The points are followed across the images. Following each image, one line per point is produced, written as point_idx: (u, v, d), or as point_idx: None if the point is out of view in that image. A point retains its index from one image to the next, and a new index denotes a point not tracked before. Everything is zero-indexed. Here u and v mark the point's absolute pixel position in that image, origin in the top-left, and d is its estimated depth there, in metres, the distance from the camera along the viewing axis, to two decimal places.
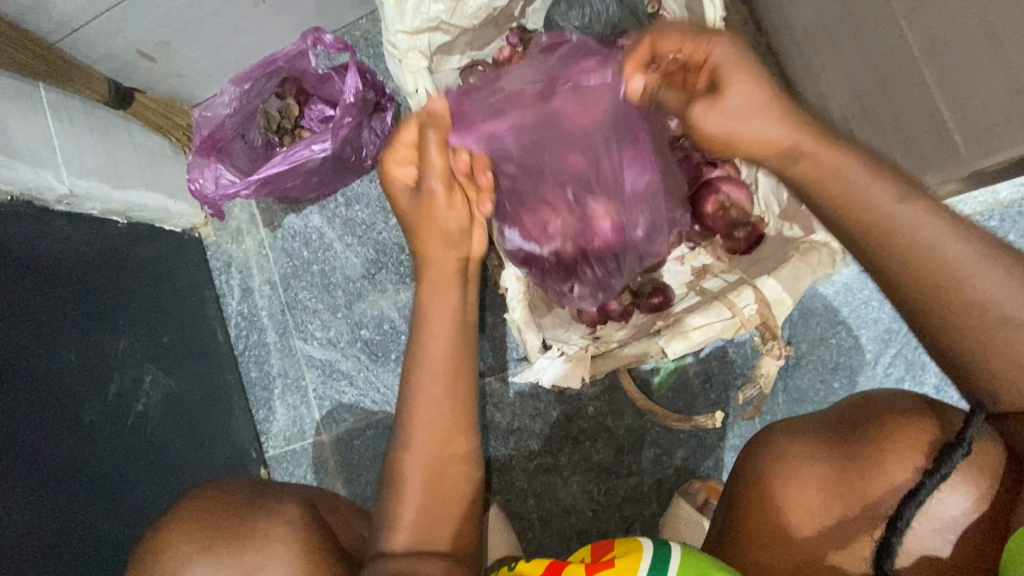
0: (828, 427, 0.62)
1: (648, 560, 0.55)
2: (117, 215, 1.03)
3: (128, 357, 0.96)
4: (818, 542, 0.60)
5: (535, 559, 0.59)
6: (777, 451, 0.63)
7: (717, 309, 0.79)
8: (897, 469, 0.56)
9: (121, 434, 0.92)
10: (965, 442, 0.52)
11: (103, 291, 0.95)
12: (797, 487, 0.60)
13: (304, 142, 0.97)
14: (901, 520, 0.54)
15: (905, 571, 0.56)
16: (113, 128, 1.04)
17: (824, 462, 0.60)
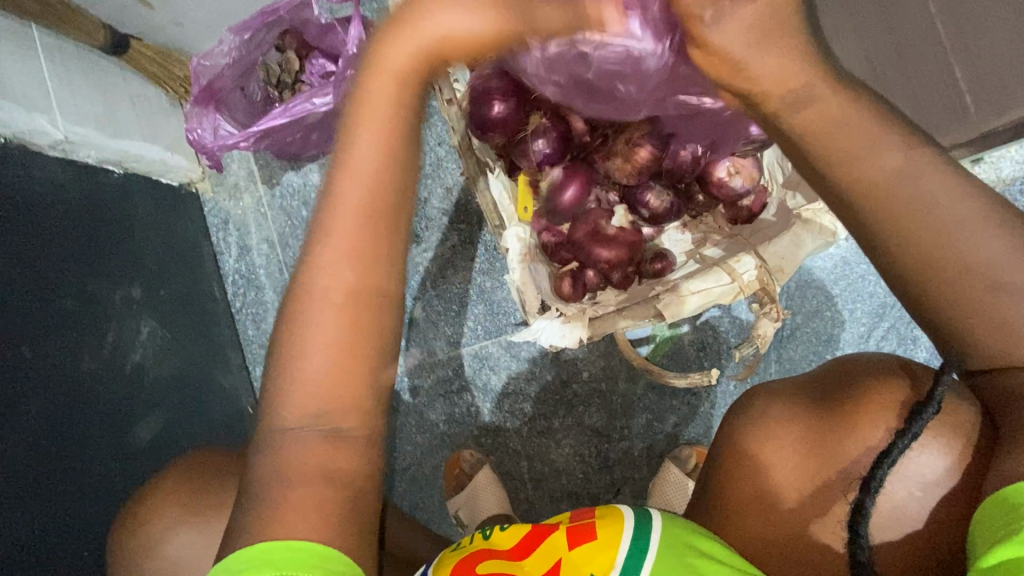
0: (806, 391, 0.62)
1: (630, 532, 0.55)
2: (112, 164, 1.01)
3: (125, 308, 0.96)
4: (796, 511, 0.59)
5: (513, 530, 0.59)
6: (757, 422, 0.63)
7: (715, 274, 0.78)
8: (870, 429, 0.55)
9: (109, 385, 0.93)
10: (934, 403, 0.52)
11: (100, 240, 0.94)
12: (775, 448, 0.61)
13: (305, 94, 0.94)
14: (873, 481, 0.53)
15: (886, 544, 0.53)
16: (107, 74, 1.01)
17: (799, 424, 0.60)
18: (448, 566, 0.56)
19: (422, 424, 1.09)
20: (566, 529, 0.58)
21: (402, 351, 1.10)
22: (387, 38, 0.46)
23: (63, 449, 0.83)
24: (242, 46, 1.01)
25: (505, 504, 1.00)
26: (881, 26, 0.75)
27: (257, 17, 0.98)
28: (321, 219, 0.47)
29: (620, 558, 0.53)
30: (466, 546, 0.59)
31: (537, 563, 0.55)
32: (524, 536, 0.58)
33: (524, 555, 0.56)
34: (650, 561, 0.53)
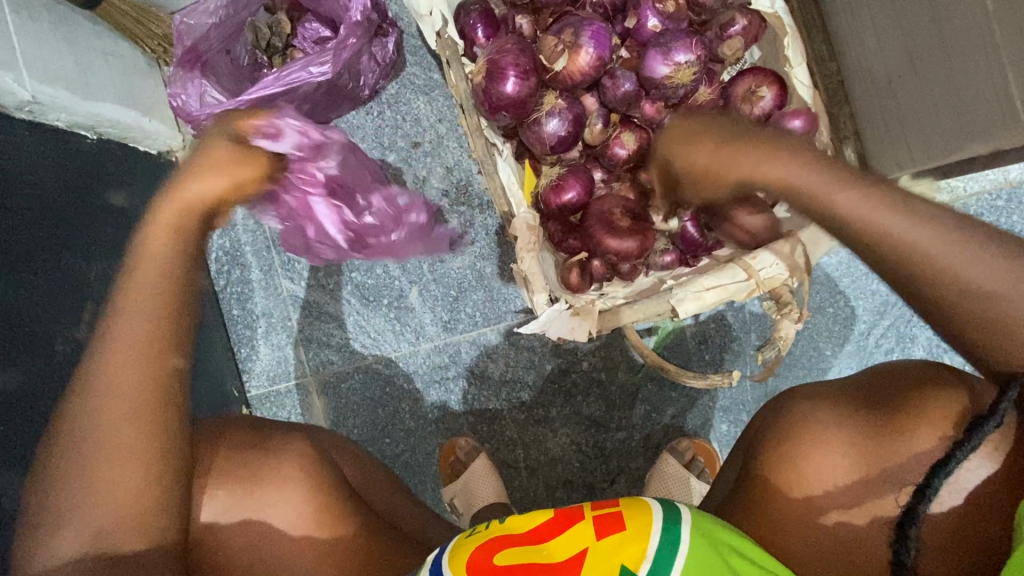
0: (854, 395, 0.62)
1: (659, 524, 0.54)
2: (85, 129, 0.94)
3: (102, 287, 0.90)
4: (814, 504, 0.60)
5: (528, 514, 0.58)
6: (795, 422, 0.62)
7: (731, 271, 0.75)
8: (926, 438, 0.55)
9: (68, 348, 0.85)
10: (995, 416, 0.49)
11: (72, 211, 0.87)
12: (825, 450, 0.60)
13: (301, 62, 0.87)
14: (929, 489, 0.53)
15: (928, 543, 0.55)
16: (76, 31, 0.94)
17: (849, 427, 0.60)
18: (464, 553, 0.54)
19: (416, 409, 1.07)
20: (592, 516, 0.56)
21: (396, 337, 1.07)
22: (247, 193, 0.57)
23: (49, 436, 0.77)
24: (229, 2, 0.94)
25: (503, 494, 0.99)
26: (924, 18, 0.73)
27: None
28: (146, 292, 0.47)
29: (651, 548, 0.52)
30: (478, 531, 0.58)
31: (559, 546, 0.53)
32: (539, 523, 0.56)
33: (545, 539, 0.54)
34: (682, 552, 0.51)
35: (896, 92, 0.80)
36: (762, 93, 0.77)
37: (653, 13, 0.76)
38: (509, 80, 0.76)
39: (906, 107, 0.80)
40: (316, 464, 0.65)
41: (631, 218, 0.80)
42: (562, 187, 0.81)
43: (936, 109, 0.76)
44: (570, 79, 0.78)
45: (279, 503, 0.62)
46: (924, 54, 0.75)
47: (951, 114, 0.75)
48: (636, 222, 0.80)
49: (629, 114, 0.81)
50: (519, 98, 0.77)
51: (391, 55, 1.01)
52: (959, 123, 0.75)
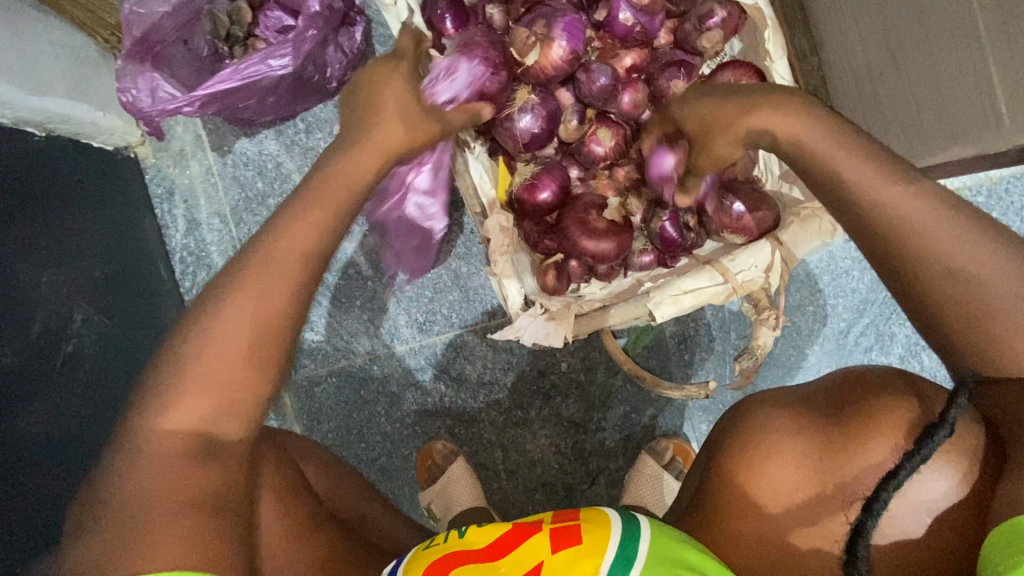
0: (814, 401, 0.61)
1: (617, 534, 0.52)
2: (33, 126, 0.89)
3: (53, 294, 0.85)
4: (785, 517, 0.58)
5: (489, 526, 0.55)
6: (757, 425, 0.61)
7: (709, 274, 0.73)
8: (879, 448, 0.54)
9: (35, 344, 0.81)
10: (947, 425, 0.50)
11: (17, 215, 0.82)
12: (777, 462, 0.58)
13: (260, 54, 0.83)
14: (876, 502, 0.52)
15: (883, 558, 0.53)
16: (21, 18, 0.89)
17: (803, 433, 0.58)
18: (419, 569, 0.52)
19: (393, 412, 1.04)
20: (548, 527, 0.54)
21: (370, 338, 1.04)
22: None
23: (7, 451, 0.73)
24: None
25: (480, 497, 0.97)
26: (910, 16, 0.71)
27: None
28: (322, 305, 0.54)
29: (604, 566, 0.50)
30: (439, 543, 0.55)
31: (515, 566, 0.52)
32: (502, 534, 0.54)
33: (501, 556, 0.52)
34: (635, 571, 0.50)
35: (878, 90, 0.78)
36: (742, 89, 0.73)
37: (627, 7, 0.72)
38: (484, 69, 0.69)
39: (887, 106, 0.78)
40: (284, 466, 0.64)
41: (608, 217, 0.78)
42: (534, 184, 0.78)
43: (920, 109, 0.74)
44: (542, 73, 0.74)
45: None
46: (909, 49, 0.73)
47: (937, 118, 0.74)
48: (612, 222, 0.78)
49: (606, 109, 0.78)
50: (495, 90, 0.70)
51: (359, 46, 0.97)
52: (945, 126, 0.73)
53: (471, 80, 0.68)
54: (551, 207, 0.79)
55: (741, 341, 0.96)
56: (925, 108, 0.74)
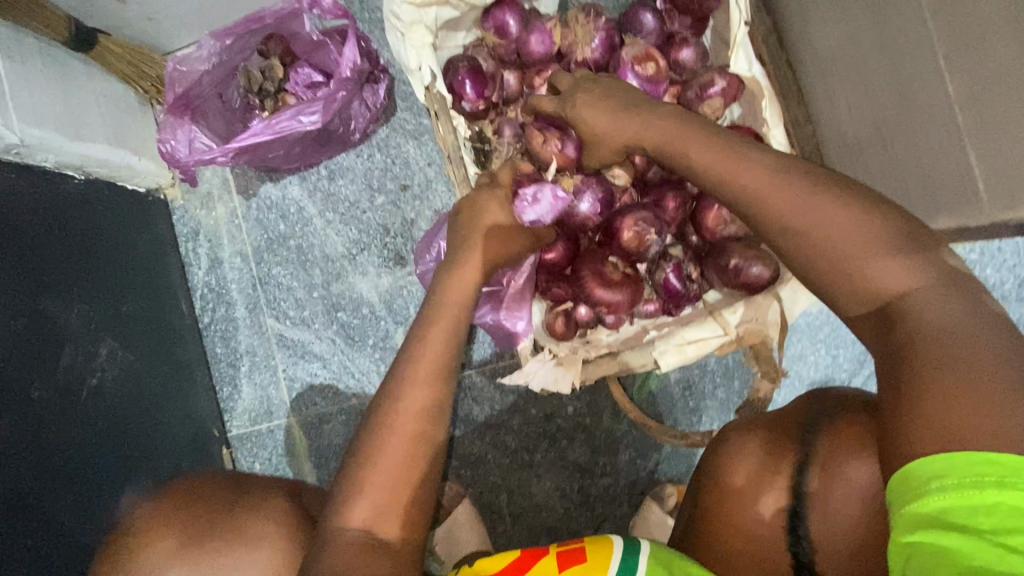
0: (788, 425, 0.65)
1: (619, 555, 0.57)
2: (72, 169, 0.95)
3: (81, 329, 0.89)
4: (768, 535, 0.63)
5: (499, 554, 0.60)
6: (734, 449, 0.67)
7: (710, 325, 0.77)
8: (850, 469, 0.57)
9: (58, 377, 0.84)
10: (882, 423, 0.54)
11: (53, 255, 0.87)
12: (753, 483, 0.64)
13: (291, 111, 0.90)
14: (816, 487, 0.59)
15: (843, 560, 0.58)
16: (72, 72, 0.96)
17: (777, 456, 0.63)
18: None
19: None
20: (556, 552, 0.60)
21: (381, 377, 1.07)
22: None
23: (27, 482, 0.76)
24: (225, 52, 0.97)
25: (484, 541, 0.97)
26: (891, 87, 0.74)
27: (241, 22, 0.96)
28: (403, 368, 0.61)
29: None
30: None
31: None
32: (511, 562, 0.59)
33: None
34: None
35: (867, 158, 0.81)
36: None
37: (633, 74, 0.79)
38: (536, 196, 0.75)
39: (875, 170, 0.81)
40: (293, 516, 0.69)
41: (621, 270, 0.82)
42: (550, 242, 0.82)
43: (907, 177, 0.77)
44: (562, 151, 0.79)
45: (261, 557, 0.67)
46: (894, 123, 0.76)
47: (921, 183, 0.76)
48: (624, 275, 0.81)
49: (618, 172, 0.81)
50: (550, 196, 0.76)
51: (382, 101, 1.03)
52: (930, 194, 0.74)
53: (544, 193, 0.76)
54: (565, 262, 0.84)
55: (744, 390, 0.98)
56: (911, 179, 0.76)
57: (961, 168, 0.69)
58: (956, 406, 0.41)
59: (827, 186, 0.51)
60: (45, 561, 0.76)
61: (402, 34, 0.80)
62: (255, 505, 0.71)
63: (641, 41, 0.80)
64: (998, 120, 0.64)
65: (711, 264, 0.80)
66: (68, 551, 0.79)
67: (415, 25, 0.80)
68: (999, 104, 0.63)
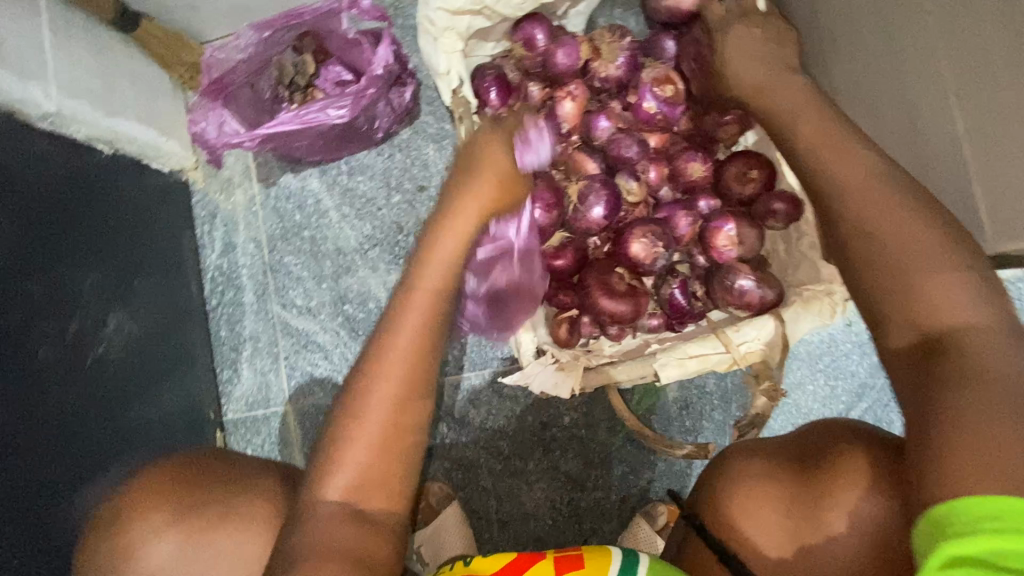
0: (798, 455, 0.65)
1: (618, 562, 0.58)
2: (102, 143, 0.97)
3: (94, 297, 0.90)
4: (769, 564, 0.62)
5: (495, 555, 0.59)
6: (744, 473, 0.65)
7: (713, 342, 0.78)
8: (855, 500, 0.58)
9: (65, 341, 0.84)
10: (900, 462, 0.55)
11: (74, 223, 0.89)
12: (755, 506, 0.63)
13: (319, 104, 0.93)
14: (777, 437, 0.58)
15: None
16: (112, 51, 0.99)
17: (785, 482, 0.62)
18: None
19: None
20: (553, 556, 0.59)
21: None
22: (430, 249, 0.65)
23: (26, 442, 0.76)
24: (261, 43, 1.00)
25: (470, 546, 0.97)
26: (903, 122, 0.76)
27: (281, 17, 0.99)
28: (408, 356, 0.61)
29: None
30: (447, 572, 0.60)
31: None
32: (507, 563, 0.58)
33: None
34: None
35: None
36: (753, 175, 0.81)
37: (653, 95, 0.82)
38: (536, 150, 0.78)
39: None
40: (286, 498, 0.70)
41: (627, 282, 0.83)
42: (559, 249, 0.84)
43: None
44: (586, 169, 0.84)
45: (250, 537, 0.67)
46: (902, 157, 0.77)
47: None
48: (631, 286, 0.83)
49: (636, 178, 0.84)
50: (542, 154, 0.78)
51: (408, 103, 1.06)
52: None
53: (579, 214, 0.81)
54: (573, 270, 0.85)
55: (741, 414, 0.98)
56: None
57: (965, 206, 0.70)
58: (988, 452, 0.41)
59: (884, 225, 0.53)
60: (34, 523, 0.77)
61: (434, 39, 0.82)
62: (251, 481, 0.71)
63: (662, 65, 0.84)
64: (996, 159, 0.65)
65: (717, 282, 0.81)
66: (58, 514, 0.80)
67: (448, 32, 0.82)
68: (1006, 144, 0.65)
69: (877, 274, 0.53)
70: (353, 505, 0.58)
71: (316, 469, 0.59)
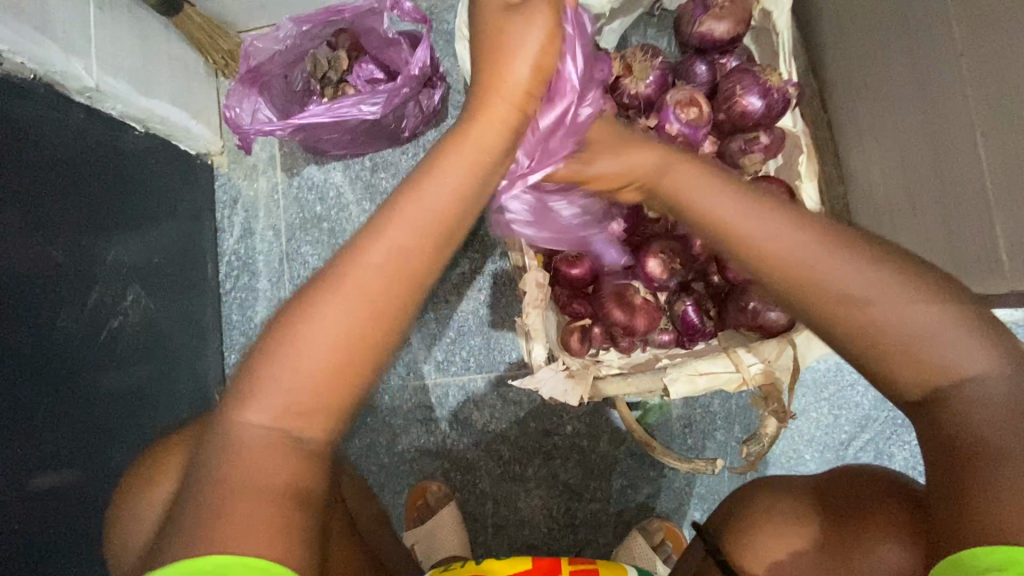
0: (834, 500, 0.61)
1: None
2: (136, 121, 0.99)
3: (116, 271, 0.91)
4: None
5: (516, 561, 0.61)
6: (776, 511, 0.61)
7: (722, 361, 0.78)
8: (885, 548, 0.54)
9: (85, 310, 0.86)
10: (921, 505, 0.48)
11: (104, 197, 0.90)
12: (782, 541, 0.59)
13: (353, 99, 0.95)
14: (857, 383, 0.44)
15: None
16: (154, 33, 1.02)
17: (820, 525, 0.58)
18: None
19: (393, 446, 1.07)
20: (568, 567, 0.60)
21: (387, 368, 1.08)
22: (405, 191, 0.46)
23: (37, 407, 0.77)
24: (298, 36, 1.01)
25: (465, 548, 0.97)
26: (927, 159, 0.78)
27: (319, 14, 0.99)
28: None
29: None
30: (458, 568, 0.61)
31: None
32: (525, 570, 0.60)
33: None
34: None
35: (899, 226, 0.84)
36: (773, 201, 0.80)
37: (675, 118, 0.82)
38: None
39: None
40: None
41: (643, 296, 0.84)
42: (579, 257, 0.84)
43: (932, 249, 0.79)
44: None
45: None
46: (924, 192, 0.79)
47: (947, 251, 0.78)
48: (646, 300, 0.84)
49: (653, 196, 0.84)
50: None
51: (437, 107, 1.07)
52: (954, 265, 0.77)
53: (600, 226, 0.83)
54: (588, 280, 0.86)
55: (743, 436, 0.99)
56: (935, 245, 0.78)
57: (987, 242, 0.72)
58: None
59: (831, 290, 0.44)
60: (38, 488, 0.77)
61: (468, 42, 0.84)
62: None
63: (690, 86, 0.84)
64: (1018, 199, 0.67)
65: (731, 302, 0.82)
66: (61, 482, 0.80)
67: None
68: None
69: (849, 320, 0.44)
70: (290, 436, 0.43)
71: (257, 383, 0.44)
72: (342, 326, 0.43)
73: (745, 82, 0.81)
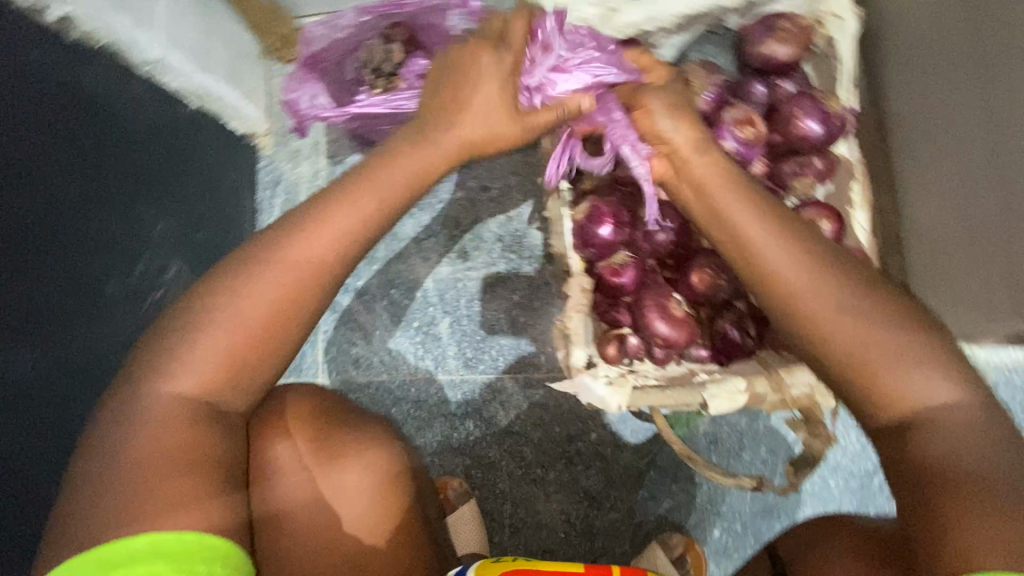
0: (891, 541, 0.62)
1: None
2: (190, 96, 1.00)
3: (160, 243, 0.92)
4: None
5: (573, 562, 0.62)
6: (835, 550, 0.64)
7: (765, 381, 0.79)
8: None
9: (129, 280, 0.87)
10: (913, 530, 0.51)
11: (155, 169, 0.91)
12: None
13: (409, 92, 0.96)
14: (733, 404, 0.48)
15: None
16: (215, 11, 1.03)
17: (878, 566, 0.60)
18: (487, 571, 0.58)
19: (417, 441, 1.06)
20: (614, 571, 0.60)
21: (415, 360, 1.09)
22: (359, 188, 0.58)
23: (77, 372, 0.78)
24: (359, 26, 1.04)
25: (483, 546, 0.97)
26: (986, 196, 0.78)
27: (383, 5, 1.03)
28: None
29: None
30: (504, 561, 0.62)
31: None
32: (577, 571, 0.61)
33: None
34: None
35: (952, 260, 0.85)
36: (823, 224, 0.81)
37: (732, 136, 0.82)
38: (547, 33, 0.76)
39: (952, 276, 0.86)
40: None
41: (685, 309, 0.85)
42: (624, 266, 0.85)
43: (987, 285, 0.80)
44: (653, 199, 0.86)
45: None
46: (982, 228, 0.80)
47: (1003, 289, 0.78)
48: (688, 313, 0.85)
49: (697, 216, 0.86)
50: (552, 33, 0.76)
51: None
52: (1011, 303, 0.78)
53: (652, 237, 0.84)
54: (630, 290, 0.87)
55: (769, 457, 0.99)
56: (993, 283, 0.79)
57: None
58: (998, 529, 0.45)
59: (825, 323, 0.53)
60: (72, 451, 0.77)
61: None
62: None
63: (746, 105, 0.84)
64: None
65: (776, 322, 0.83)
66: None
67: None
68: None
69: (834, 339, 0.53)
70: (209, 405, 0.55)
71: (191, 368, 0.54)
72: (265, 305, 0.55)
73: (805, 106, 0.82)
